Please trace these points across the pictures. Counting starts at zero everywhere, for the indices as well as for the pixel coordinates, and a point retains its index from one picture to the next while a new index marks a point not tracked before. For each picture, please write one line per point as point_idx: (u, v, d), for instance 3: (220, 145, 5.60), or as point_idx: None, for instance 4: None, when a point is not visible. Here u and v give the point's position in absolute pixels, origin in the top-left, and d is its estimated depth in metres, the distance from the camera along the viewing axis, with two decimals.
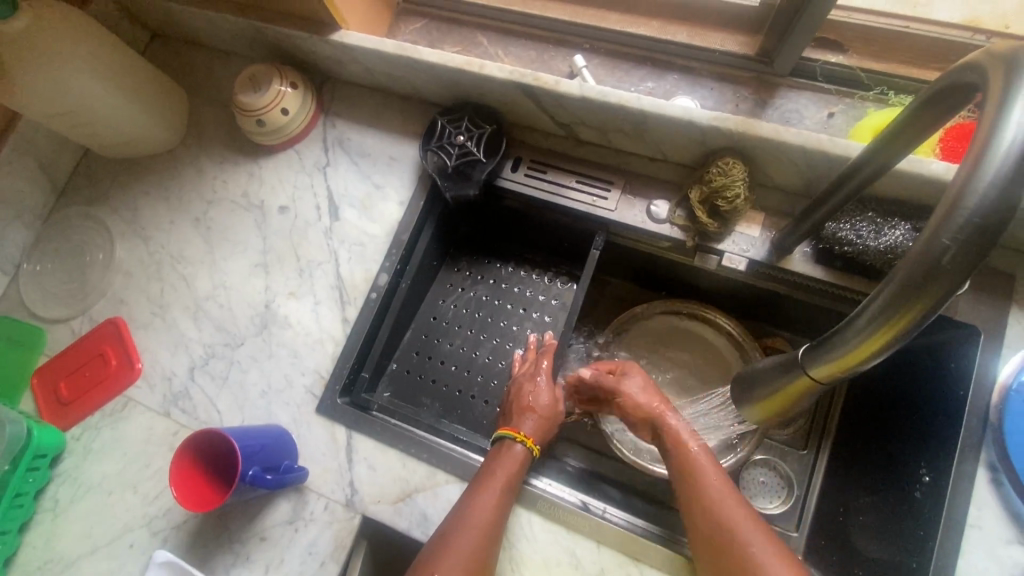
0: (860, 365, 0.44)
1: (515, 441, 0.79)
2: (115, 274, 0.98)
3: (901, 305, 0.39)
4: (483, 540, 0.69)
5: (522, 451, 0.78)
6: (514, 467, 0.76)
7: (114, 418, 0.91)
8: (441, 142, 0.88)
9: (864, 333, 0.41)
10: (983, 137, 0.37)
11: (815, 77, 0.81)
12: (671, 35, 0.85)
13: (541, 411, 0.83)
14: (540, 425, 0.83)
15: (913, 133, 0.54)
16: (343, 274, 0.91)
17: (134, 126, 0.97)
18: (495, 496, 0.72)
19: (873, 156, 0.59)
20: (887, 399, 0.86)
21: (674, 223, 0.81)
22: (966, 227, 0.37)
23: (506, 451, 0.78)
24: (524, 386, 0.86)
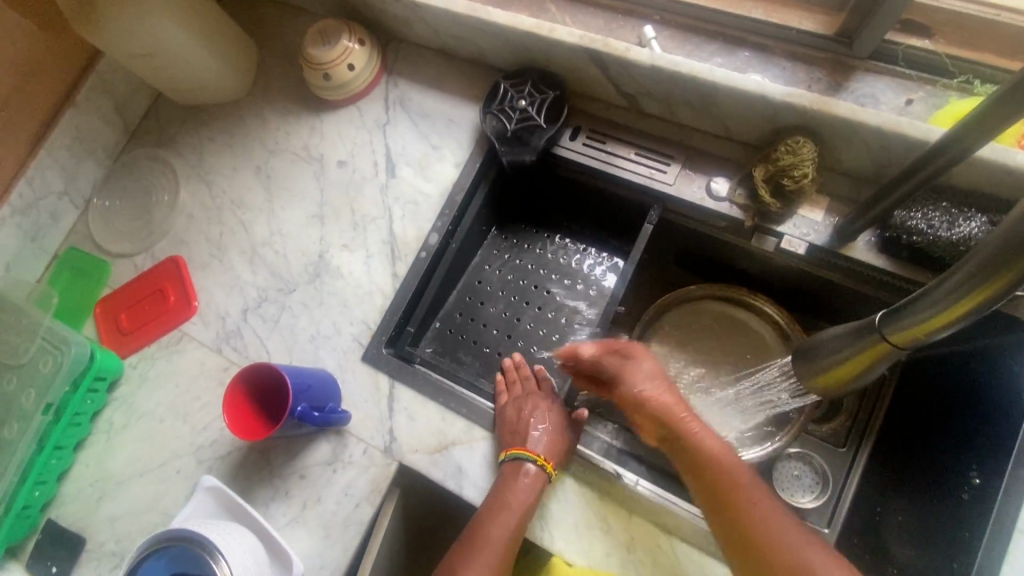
0: (939, 331, 0.46)
1: (530, 462, 0.74)
2: (178, 215, 1.02)
3: (990, 274, 0.40)
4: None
5: (536, 473, 0.74)
6: (523, 493, 0.73)
7: (169, 350, 0.95)
8: (502, 105, 0.89)
9: (943, 305, 0.44)
10: None
11: (896, 62, 0.79)
12: (746, 11, 0.83)
13: (551, 432, 0.79)
14: (554, 440, 0.78)
15: (1002, 116, 0.51)
16: (396, 231, 0.92)
17: (205, 73, 0.99)
18: (507, 528, 0.71)
19: (962, 135, 0.56)
20: (938, 403, 0.83)
21: (734, 202, 0.80)
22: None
23: (516, 474, 0.74)
24: (532, 408, 0.80)
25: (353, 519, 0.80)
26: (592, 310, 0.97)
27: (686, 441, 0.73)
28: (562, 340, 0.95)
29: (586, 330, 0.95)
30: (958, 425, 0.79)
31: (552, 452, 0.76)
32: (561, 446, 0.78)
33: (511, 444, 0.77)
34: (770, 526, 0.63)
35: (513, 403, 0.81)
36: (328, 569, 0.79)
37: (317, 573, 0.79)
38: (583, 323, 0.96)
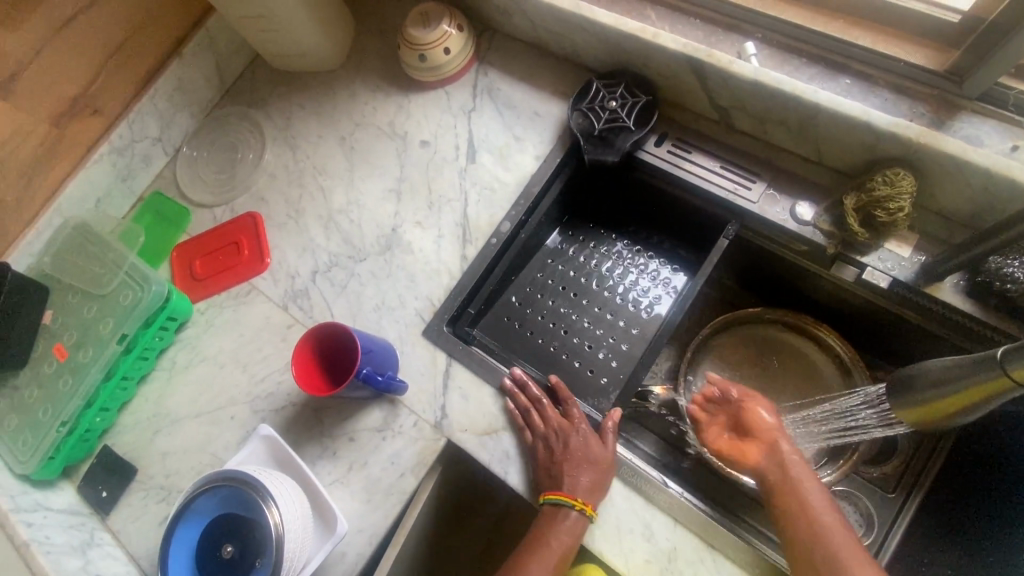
0: None
1: (571, 508, 0.73)
2: (261, 174, 1.06)
3: None
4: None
5: (578, 517, 0.73)
6: (563, 538, 0.72)
7: (237, 301, 0.98)
8: (592, 105, 0.90)
9: None
10: None
11: (1006, 106, 0.77)
12: (852, 38, 0.83)
13: (590, 468, 0.76)
14: (595, 479, 0.75)
15: None
16: (469, 214, 0.94)
17: (307, 42, 1.03)
18: (546, 568, 0.72)
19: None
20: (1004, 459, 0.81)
21: (818, 227, 0.79)
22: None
23: (555, 518, 0.73)
24: (568, 449, 0.77)
25: (396, 488, 0.82)
26: (651, 318, 0.96)
27: (781, 459, 0.76)
28: (617, 342, 0.94)
29: (642, 335, 0.94)
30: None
31: (595, 494, 0.75)
32: (601, 483, 0.76)
33: (549, 487, 0.75)
34: (843, 542, 0.67)
35: (542, 444, 0.78)
36: (367, 533, 0.81)
37: (356, 534, 0.81)
38: (641, 328, 0.95)
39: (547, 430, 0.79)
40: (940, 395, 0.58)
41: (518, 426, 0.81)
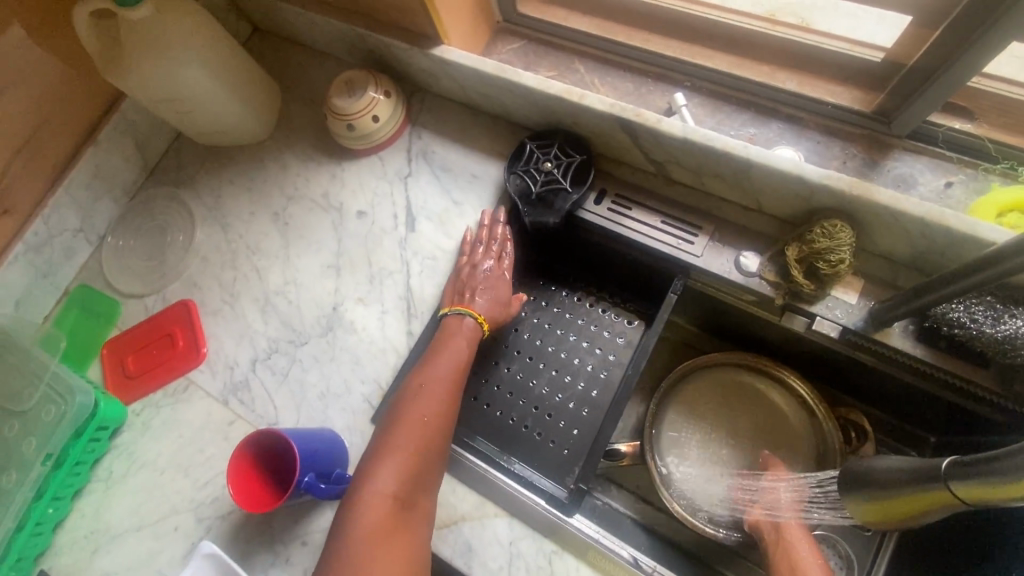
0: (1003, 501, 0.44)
1: (468, 319, 0.82)
2: (192, 257, 1.01)
3: None
4: (443, 408, 0.74)
5: (473, 326, 0.82)
6: (469, 337, 0.81)
7: (174, 398, 0.93)
8: (528, 166, 0.88)
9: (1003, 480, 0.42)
10: None
11: (936, 143, 0.76)
12: (779, 82, 0.82)
13: (496, 301, 0.85)
14: (498, 305, 0.85)
15: None
16: (412, 287, 0.90)
17: (229, 117, 0.98)
18: (435, 405, 0.74)
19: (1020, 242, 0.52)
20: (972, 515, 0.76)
21: (764, 278, 0.78)
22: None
23: (459, 326, 0.81)
24: (484, 278, 0.85)
25: None
26: (611, 377, 0.91)
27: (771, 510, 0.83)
28: (578, 408, 0.89)
29: (604, 399, 0.89)
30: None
31: (494, 311, 0.84)
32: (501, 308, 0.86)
33: (455, 302, 0.84)
34: None
35: (473, 265, 0.86)
36: None
37: None
38: (602, 389, 0.90)
39: (483, 256, 0.86)
40: (894, 497, 0.54)
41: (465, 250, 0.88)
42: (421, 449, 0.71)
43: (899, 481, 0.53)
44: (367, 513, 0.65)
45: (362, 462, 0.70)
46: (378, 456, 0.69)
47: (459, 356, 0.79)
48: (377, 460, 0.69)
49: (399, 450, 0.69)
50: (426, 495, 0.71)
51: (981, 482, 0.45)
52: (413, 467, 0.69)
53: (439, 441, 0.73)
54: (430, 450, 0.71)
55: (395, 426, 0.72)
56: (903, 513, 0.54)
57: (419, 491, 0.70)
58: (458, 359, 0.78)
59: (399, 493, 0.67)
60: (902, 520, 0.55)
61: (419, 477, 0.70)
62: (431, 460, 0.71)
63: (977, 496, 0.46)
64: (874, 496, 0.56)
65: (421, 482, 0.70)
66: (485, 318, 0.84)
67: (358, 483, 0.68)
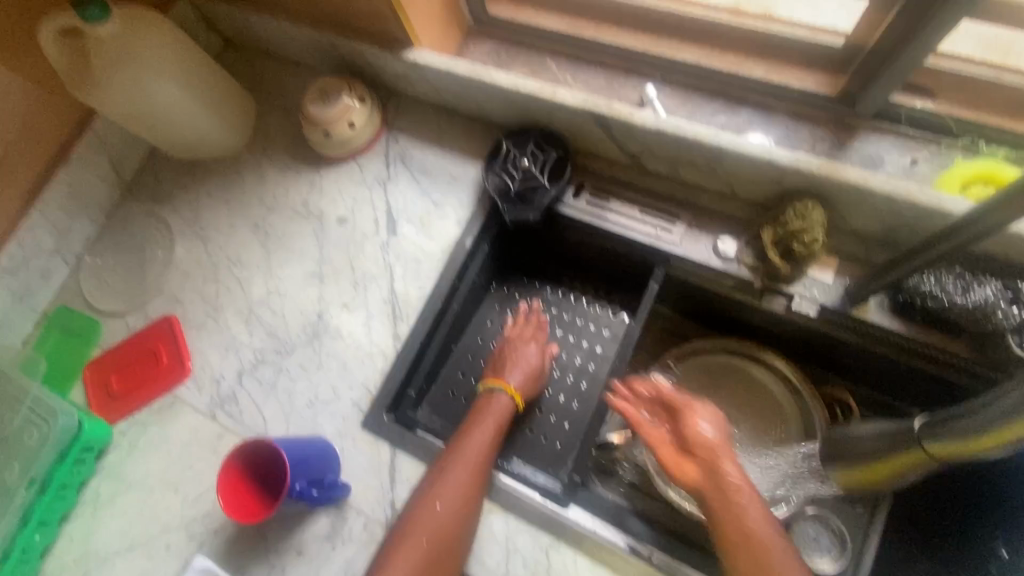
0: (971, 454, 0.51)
1: (500, 394, 0.82)
2: (173, 272, 1.00)
3: None
4: (465, 494, 0.73)
5: (505, 402, 0.82)
6: (498, 415, 0.80)
7: (160, 415, 0.91)
8: (505, 165, 0.88)
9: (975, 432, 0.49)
10: None
11: (899, 122, 0.79)
12: (747, 70, 0.84)
13: (528, 375, 0.86)
14: (529, 379, 0.85)
15: None
16: (397, 290, 0.91)
17: (203, 130, 0.98)
18: (456, 489, 0.73)
19: (988, 214, 0.54)
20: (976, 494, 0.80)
21: (742, 263, 0.79)
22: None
23: (490, 402, 0.81)
24: (515, 351, 0.87)
25: None
26: (598, 369, 0.93)
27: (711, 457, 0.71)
28: (568, 401, 0.91)
29: (591, 391, 0.91)
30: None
31: (527, 388, 0.85)
32: (537, 381, 0.87)
33: (491, 375, 0.85)
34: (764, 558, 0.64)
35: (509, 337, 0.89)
36: None
37: None
38: (589, 382, 0.92)
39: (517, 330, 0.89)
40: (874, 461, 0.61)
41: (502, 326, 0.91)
42: (438, 540, 0.70)
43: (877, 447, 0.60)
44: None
45: (382, 548, 0.71)
46: (395, 548, 0.70)
47: (487, 439, 0.77)
48: (394, 551, 0.69)
49: (415, 540, 0.69)
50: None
51: (952, 438, 0.52)
52: (427, 563, 0.69)
53: (458, 530, 0.72)
54: (449, 539, 0.71)
55: (414, 514, 0.72)
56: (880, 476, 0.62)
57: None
58: (484, 441, 0.77)
59: None
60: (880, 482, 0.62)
61: (434, 570, 0.69)
62: (449, 551, 0.71)
63: (944, 450, 0.53)
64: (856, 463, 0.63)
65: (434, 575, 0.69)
66: (518, 392, 0.84)
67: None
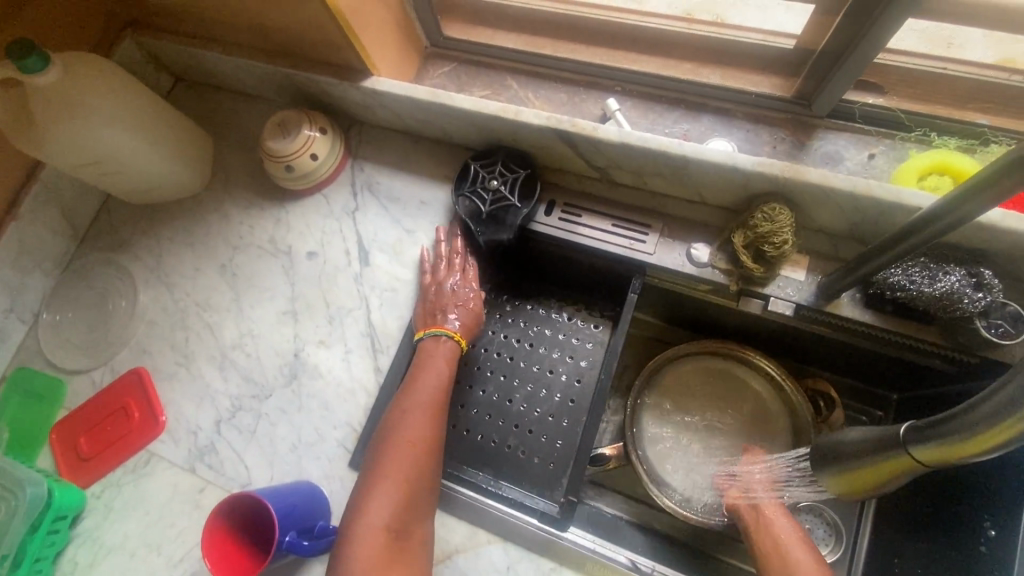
0: (965, 458, 0.47)
1: (445, 338, 0.81)
2: (139, 322, 0.96)
3: None
4: (429, 431, 0.73)
5: (451, 346, 0.81)
6: (447, 358, 0.80)
7: (136, 474, 0.87)
8: (475, 186, 0.88)
9: (968, 434, 0.45)
10: None
11: (854, 119, 0.81)
12: (704, 77, 0.85)
13: (469, 316, 0.85)
14: (471, 322, 0.85)
15: (1000, 189, 0.47)
16: (374, 321, 0.89)
17: (159, 173, 0.95)
18: (419, 425, 0.73)
19: (948, 208, 0.53)
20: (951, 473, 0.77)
21: (716, 267, 0.80)
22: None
23: (437, 347, 0.81)
24: (449, 294, 0.84)
25: None
26: (586, 383, 0.89)
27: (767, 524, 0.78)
28: (558, 419, 0.87)
29: (581, 407, 0.87)
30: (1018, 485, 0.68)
31: (469, 331, 0.84)
32: (476, 324, 0.86)
33: (430, 324, 0.83)
34: None
35: (438, 284, 0.85)
36: None
37: None
38: (578, 398, 0.88)
39: (445, 274, 0.86)
40: (861, 469, 0.56)
41: (423, 270, 0.88)
42: (411, 474, 0.69)
43: (863, 451, 0.55)
44: (361, 547, 0.64)
45: (355, 492, 0.69)
46: (367, 488, 0.68)
47: (439, 376, 0.78)
48: (368, 491, 0.68)
49: (388, 478, 0.68)
50: (421, 522, 0.70)
51: (941, 443, 0.48)
52: (404, 496, 0.68)
53: (430, 461, 0.72)
54: (423, 470, 0.71)
55: (382, 456, 0.71)
56: (872, 484, 0.57)
57: (413, 520, 0.69)
58: (438, 377, 0.77)
59: (391, 524, 0.66)
60: (870, 489, 0.57)
61: (412, 502, 0.69)
62: (424, 484, 0.71)
63: (935, 456, 0.49)
64: (843, 471, 0.58)
65: (412, 511, 0.69)
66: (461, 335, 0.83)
67: (348, 520, 0.66)
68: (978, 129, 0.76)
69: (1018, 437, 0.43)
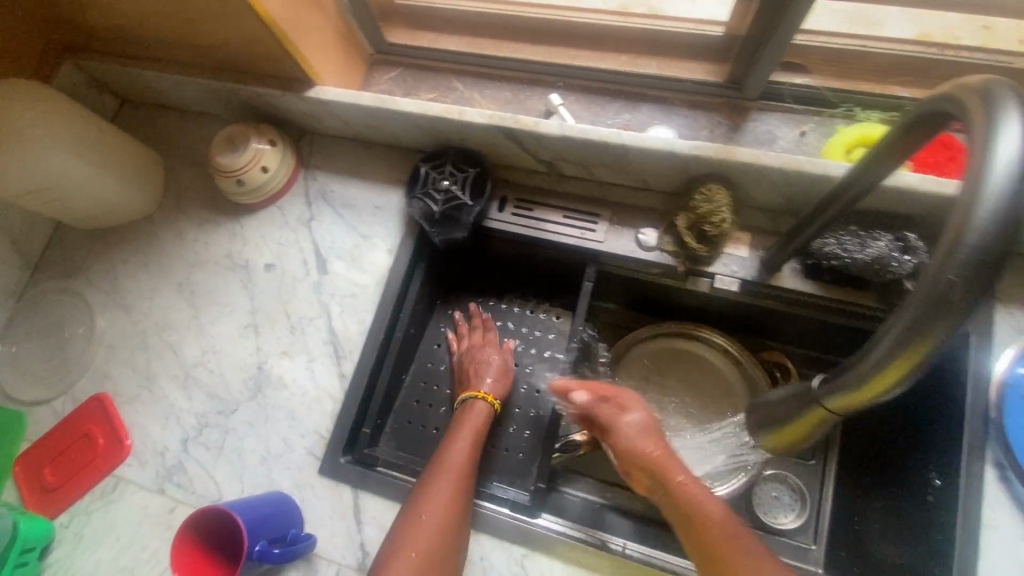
0: (871, 401, 0.45)
1: (476, 401, 0.83)
2: (98, 348, 0.95)
3: (914, 335, 0.39)
4: (453, 502, 0.72)
5: (481, 407, 0.83)
6: (477, 425, 0.81)
7: (104, 500, 0.87)
8: (426, 188, 0.88)
9: (867, 376, 0.43)
10: (969, 187, 0.36)
11: (784, 99, 0.84)
12: (641, 68, 0.88)
13: (499, 375, 0.87)
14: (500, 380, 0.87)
15: (899, 153, 0.50)
16: (335, 327, 0.89)
17: (107, 196, 0.94)
18: (442, 498, 0.72)
19: (862, 174, 0.55)
20: (903, 430, 0.81)
21: (664, 250, 0.82)
22: (968, 263, 0.36)
23: (469, 412, 0.82)
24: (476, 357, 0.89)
25: None
26: (550, 374, 0.94)
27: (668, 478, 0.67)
28: (524, 410, 0.91)
29: (546, 396, 0.92)
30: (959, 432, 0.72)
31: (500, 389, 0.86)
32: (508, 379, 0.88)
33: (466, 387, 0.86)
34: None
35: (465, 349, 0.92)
36: None
37: None
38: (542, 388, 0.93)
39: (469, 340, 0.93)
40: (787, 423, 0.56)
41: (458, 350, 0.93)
42: (430, 551, 0.67)
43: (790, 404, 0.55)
44: None
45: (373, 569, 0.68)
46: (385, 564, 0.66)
47: (466, 449, 0.77)
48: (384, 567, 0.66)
49: (406, 553, 0.67)
50: None
51: (845, 391, 0.46)
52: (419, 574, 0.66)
53: (450, 538, 0.69)
54: (438, 548, 0.68)
55: (403, 529, 0.70)
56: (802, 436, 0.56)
57: None
58: (465, 448, 0.77)
59: None
60: (800, 441, 0.57)
61: None
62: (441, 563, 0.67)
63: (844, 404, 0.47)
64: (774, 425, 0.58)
65: None
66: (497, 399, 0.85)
67: None
68: (899, 101, 0.80)
69: (910, 372, 0.41)
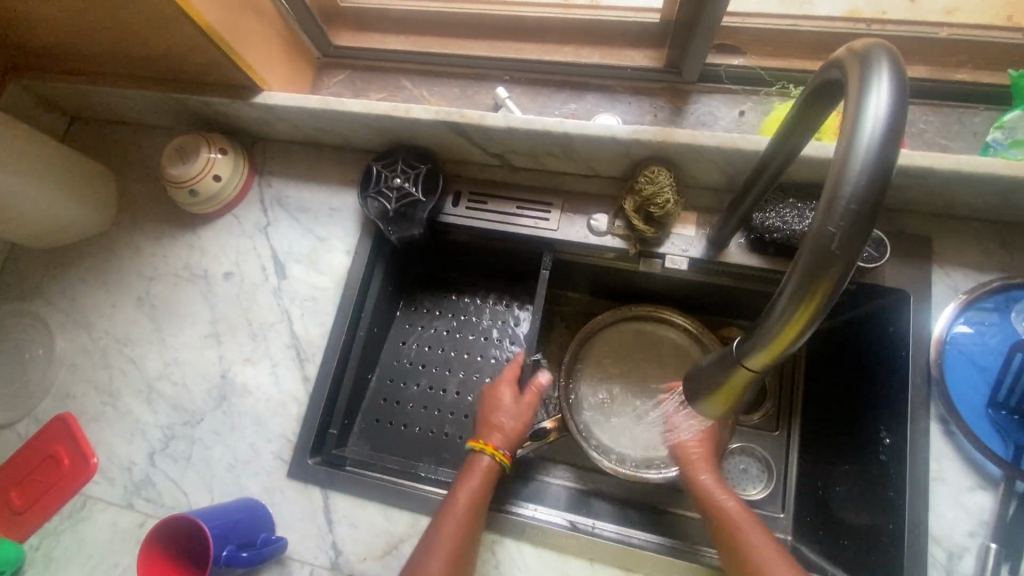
0: (789, 348, 0.45)
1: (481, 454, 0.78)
2: (59, 368, 0.94)
3: (810, 281, 0.41)
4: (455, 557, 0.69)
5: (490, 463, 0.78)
6: (484, 475, 0.76)
7: (73, 519, 0.86)
8: (379, 187, 0.88)
9: (785, 318, 0.42)
10: (840, 149, 0.40)
11: (722, 80, 0.86)
12: (584, 57, 0.90)
13: (514, 419, 0.82)
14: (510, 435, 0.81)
15: (810, 120, 0.52)
16: (297, 331, 0.90)
17: (58, 214, 0.93)
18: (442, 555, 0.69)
19: (779, 146, 0.57)
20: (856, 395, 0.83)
21: (615, 234, 0.84)
22: (845, 215, 0.39)
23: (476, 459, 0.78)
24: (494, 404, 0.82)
25: None
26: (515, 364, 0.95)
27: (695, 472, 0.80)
28: None
29: None
30: (902, 390, 0.75)
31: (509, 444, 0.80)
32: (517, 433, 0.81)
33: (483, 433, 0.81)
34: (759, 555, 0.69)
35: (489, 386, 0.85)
36: None
37: None
38: None
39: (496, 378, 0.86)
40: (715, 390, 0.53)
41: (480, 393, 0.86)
42: None
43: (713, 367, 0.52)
44: None
45: None
46: None
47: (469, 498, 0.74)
48: None
49: None
50: None
51: (763, 344, 0.45)
52: None
53: None
54: None
55: None
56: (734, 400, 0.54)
57: None
58: (470, 496, 0.74)
59: None
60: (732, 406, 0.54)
61: None
62: None
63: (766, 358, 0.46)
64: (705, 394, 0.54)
65: None
66: (505, 451, 0.80)
67: None
68: None
69: (817, 314, 0.42)
